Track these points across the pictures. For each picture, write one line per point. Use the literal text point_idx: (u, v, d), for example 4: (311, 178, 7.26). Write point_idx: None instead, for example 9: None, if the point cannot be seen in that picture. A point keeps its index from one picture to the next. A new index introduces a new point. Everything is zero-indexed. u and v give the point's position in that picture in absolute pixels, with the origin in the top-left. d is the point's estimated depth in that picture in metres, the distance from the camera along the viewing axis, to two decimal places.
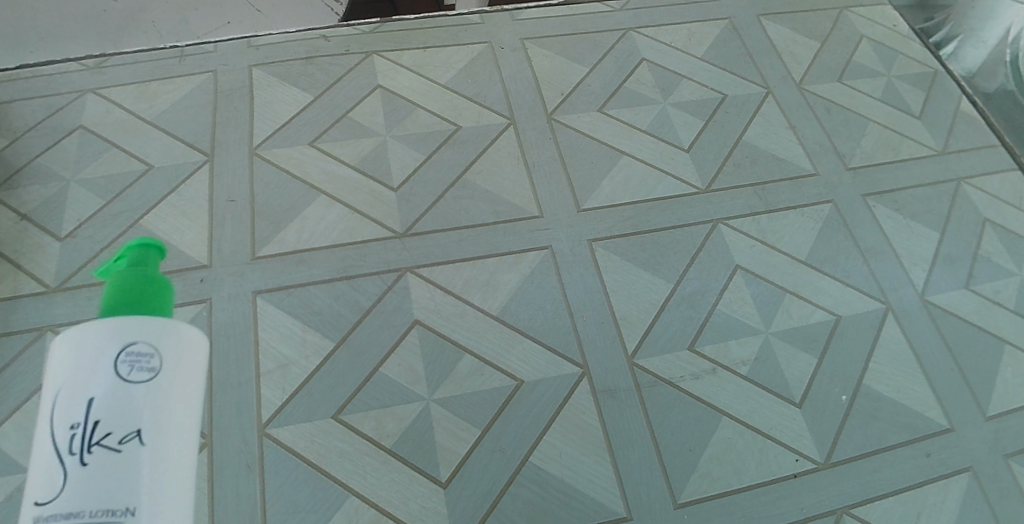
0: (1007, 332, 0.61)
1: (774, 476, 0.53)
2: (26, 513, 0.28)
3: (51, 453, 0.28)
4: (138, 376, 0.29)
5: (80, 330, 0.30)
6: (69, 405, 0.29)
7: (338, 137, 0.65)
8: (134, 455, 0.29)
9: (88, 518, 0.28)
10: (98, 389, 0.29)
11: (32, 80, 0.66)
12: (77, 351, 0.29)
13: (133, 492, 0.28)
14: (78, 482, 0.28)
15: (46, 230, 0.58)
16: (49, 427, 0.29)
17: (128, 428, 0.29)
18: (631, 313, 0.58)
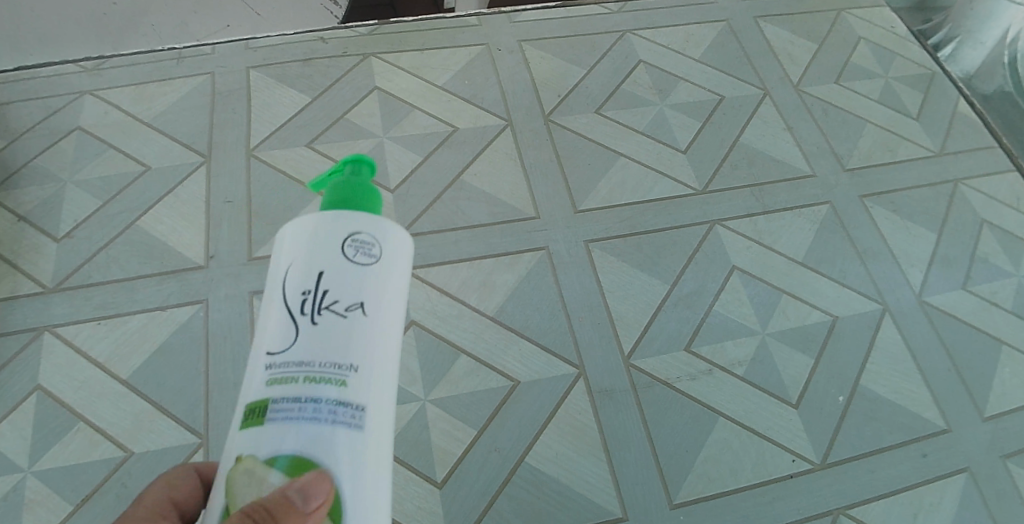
0: (1004, 333, 0.61)
1: (771, 476, 0.53)
2: (259, 360, 0.32)
3: (286, 307, 0.32)
4: (361, 260, 0.33)
5: (316, 218, 0.33)
6: (302, 271, 0.32)
7: (335, 138, 0.65)
8: (357, 321, 0.32)
9: (316, 364, 0.31)
10: (327, 262, 0.32)
11: (30, 81, 0.66)
12: (312, 228, 0.33)
13: (356, 349, 0.31)
14: (309, 333, 0.31)
15: (44, 231, 0.59)
16: (285, 287, 0.32)
17: (352, 297, 0.32)
18: (628, 314, 0.58)
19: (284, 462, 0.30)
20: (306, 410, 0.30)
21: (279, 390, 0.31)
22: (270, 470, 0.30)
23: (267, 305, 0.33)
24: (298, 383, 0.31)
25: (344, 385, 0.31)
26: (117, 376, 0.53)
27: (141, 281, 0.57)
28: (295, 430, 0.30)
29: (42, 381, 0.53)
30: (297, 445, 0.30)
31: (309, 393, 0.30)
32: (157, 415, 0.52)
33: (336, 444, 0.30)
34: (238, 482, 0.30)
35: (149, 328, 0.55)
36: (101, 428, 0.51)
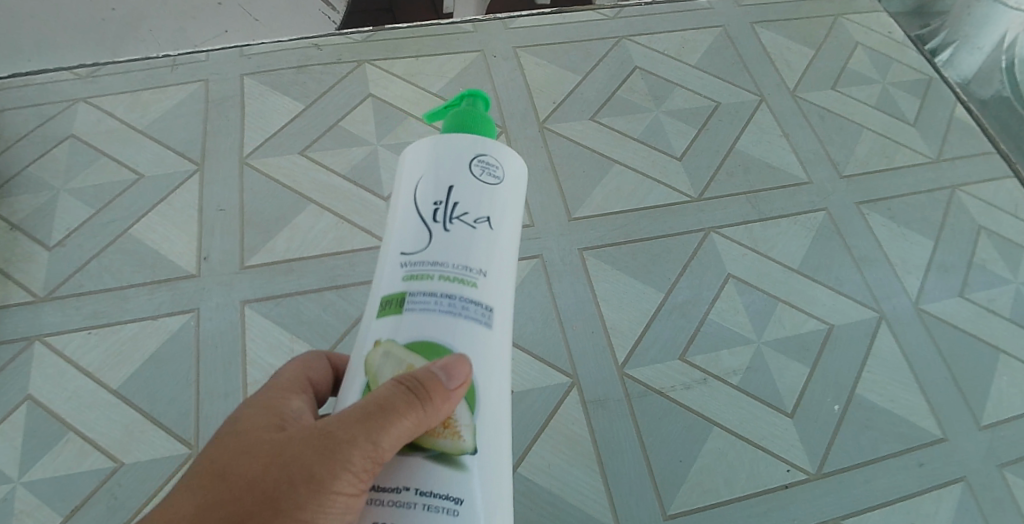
0: (1002, 341, 0.60)
1: (765, 486, 0.53)
2: (395, 259, 0.36)
3: (419, 216, 0.37)
4: (485, 179, 0.38)
5: (445, 140, 0.38)
6: (433, 185, 0.37)
7: (328, 146, 0.65)
8: (482, 230, 0.37)
9: (448, 265, 0.36)
10: (457, 180, 0.37)
11: (25, 89, 0.66)
12: (441, 150, 0.38)
13: (482, 254, 0.36)
14: (442, 236, 0.36)
15: (36, 239, 0.58)
16: (417, 197, 0.37)
17: (478, 211, 0.37)
18: (622, 322, 0.58)
19: (423, 346, 0.34)
20: (441, 300, 0.35)
21: (413, 285, 0.35)
22: (407, 352, 0.34)
23: (398, 215, 0.38)
24: (433, 279, 0.35)
25: (474, 284, 0.35)
26: (108, 386, 0.53)
27: (133, 290, 0.56)
28: (430, 320, 0.35)
29: (32, 391, 0.52)
30: (434, 331, 0.35)
31: (442, 288, 0.35)
32: (147, 425, 0.52)
33: (468, 334, 0.35)
34: (379, 360, 0.35)
35: (141, 337, 0.55)
36: (91, 438, 0.51)
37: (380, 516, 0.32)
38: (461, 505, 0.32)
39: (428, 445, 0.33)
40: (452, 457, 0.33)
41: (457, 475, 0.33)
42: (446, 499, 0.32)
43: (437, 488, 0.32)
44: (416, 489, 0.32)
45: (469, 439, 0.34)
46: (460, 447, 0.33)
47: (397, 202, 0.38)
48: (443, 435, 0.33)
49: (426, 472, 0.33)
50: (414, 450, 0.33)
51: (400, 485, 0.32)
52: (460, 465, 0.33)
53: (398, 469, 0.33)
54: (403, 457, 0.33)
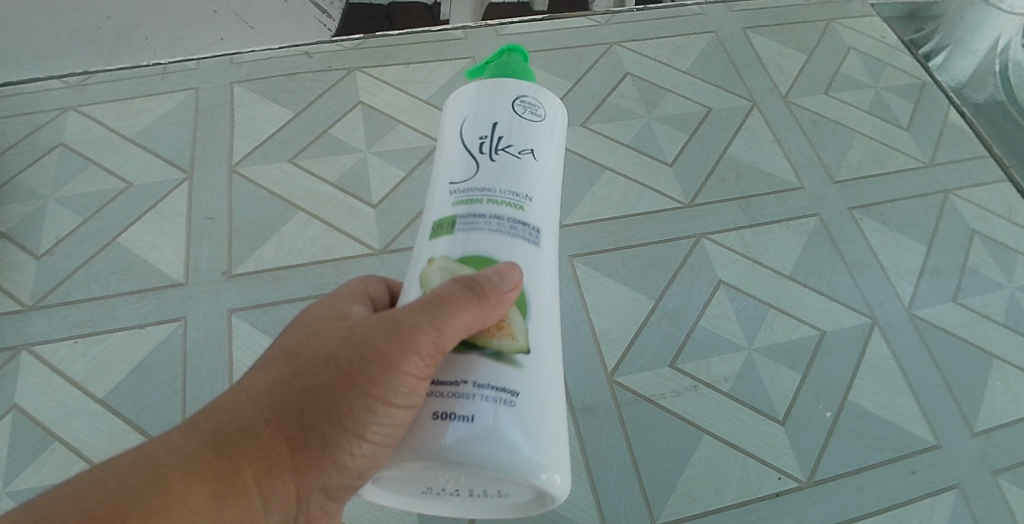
0: (996, 346, 0.60)
1: (756, 494, 0.52)
2: (445, 188, 0.39)
3: (467, 149, 0.39)
4: (528, 116, 0.40)
5: (490, 79, 0.40)
6: (479, 122, 0.39)
7: (317, 153, 0.64)
8: (527, 160, 0.39)
9: (496, 190, 0.38)
10: (501, 116, 0.39)
11: (16, 98, 0.66)
12: (484, 90, 0.40)
13: (527, 181, 0.38)
14: (489, 163, 0.38)
15: (24, 247, 0.58)
16: (464, 133, 0.39)
17: (523, 143, 0.39)
18: (611, 329, 0.58)
19: (473, 258, 0.36)
20: (490, 219, 0.37)
21: (464, 209, 0.37)
22: (458, 264, 0.36)
23: (445, 150, 0.40)
24: (482, 202, 0.37)
25: (521, 207, 0.38)
26: (94, 396, 0.53)
27: (120, 298, 0.56)
28: (483, 236, 0.37)
29: (18, 401, 0.52)
30: (485, 245, 0.37)
31: (492, 209, 0.37)
32: (133, 435, 0.51)
33: (517, 249, 0.37)
34: (432, 274, 0.37)
35: (127, 346, 0.54)
36: (77, 448, 0.51)
37: (437, 407, 0.33)
38: (516, 397, 0.34)
39: (483, 345, 0.35)
40: (506, 356, 0.35)
41: (512, 371, 0.34)
42: (504, 393, 0.34)
43: (495, 382, 0.34)
44: (474, 382, 0.34)
45: (522, 341, 0.35)
46: (514, 346, 0.35)
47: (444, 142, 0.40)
48: (497, 336, 0.35)
49: (481, 367, 0.34)
50: (469, 349, 0.35)
51: (457, 379, 0.34)
52: (514, 364, 0.35)
53: (455, 367, 0.34)
54: (460, 356, 0.35)
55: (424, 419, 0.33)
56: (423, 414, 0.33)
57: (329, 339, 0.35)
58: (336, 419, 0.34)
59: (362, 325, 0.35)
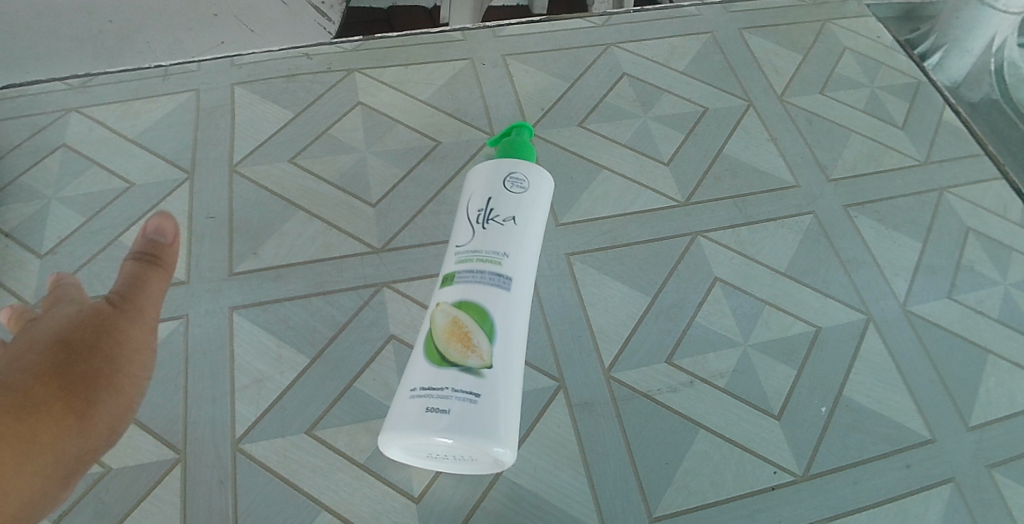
0: (991, 342, 0.60)
1: (752, 488, 0.53)
2: (405, 398, 0.49)
3: (467, 219, 0.55)
4: (513, 189, 0.55)
5: (414, 391, 0.48)
6: (477, 199, 0.55)
7: (317, 153, 0.65)
8: (511, 226, 0.54)
9: (453, 385, 0.48)
10: (443, 372, 0.49)
11: (18, 99, 0.67)
12: (410, 411, 0.48)
13: (510, 244, 0.53)
14: (480, 233, 0.54)
15: (27, 247, 0.59)
16: (467, 209, 0.55)
17: (508, 213, 0.55)
18: (608, 325, 0.58)
19: (468, 303, 0.51)
20: (480, 275, 0.52)
21: (423, 387, 0.48)
22: (455, 308, 0.51)
23: (403, 389, 0.49)
24: (473, 262, 0.53)
25: (499, 262, 0.52)
26: None
27: None
28: (446, 373, 0.48)
29: None
30: (473, 293, 0.51)
31: (479, 266, 0.52)
32: (135, 430, 0.52)
33: (495, 294, 0.51)
34: (437, 315, 0.51)
35: None
36: None
37: (430, 404, 0.47)
38: (480, 397, 0.48)
39: (459, 363, 0.49)
40: (476, 369, 0.49)
41: (479, 380, 0.48)
42: (470, 394, 0.48)
43: (464, 388, 0.48)
44: (451, 387, 0.48)
45: (488, 359, 0.49)
46: (482, 363, 0.49)
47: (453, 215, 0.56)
48: (472, 355, 0.49)
49: (457, 378, 0.48)
50: (449, 364, 0.49)
51: (438, 386, 0.48)
52: (482, 374, 0.49)
53: (439, 376, 0.49)
54: (446, 369, 0.49)
55: (421, 414, 0.47)
56: (418, 409, 0.48)
57: (97, 308, 0.44)
58: (113, 357, 0.43)
59: (104, 314, 0.44)
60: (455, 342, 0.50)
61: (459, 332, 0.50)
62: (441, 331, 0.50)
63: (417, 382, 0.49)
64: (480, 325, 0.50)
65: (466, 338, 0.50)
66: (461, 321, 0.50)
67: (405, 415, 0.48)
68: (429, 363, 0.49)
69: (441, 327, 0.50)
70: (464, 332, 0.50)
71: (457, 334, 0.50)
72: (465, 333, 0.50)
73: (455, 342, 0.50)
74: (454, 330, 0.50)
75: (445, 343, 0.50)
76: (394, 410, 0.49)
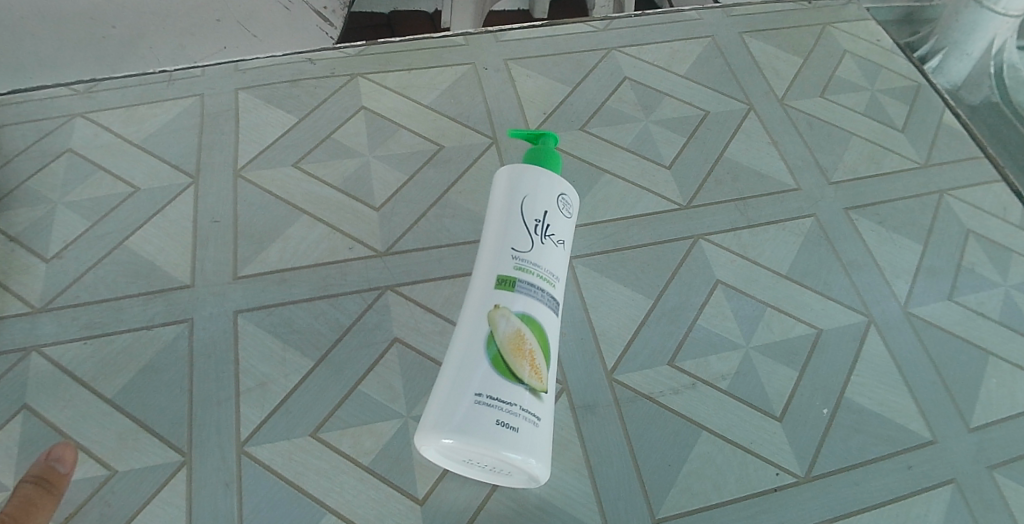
0: (991, 344, 0.61)
1: (753, 490, 0.53)
2: (472, 400, 0.48)
3: (524, 225, 0.55)
4: (564, 213, 0.57)
5: (497, 395, 0.48)
6: (535, 207, 0.55)
7: (321, 158, 0.66)
8: (561, 249, 0.55)
9: (520, 401, 0.49)
10: (512, 385, 0.49)
11: (23, 104, 0.67)
12: (481, 415, 0.47)
13: (561, 266, 0.55)
14: (537, 245, 0.54)
15: (33, 251, 0.59)
16: (521, 211, 0.55)
17: (559, 235, 0.56)
18: (611, 328, 0.59)
19: (529, 318, 0.52)
20: (538, 291, 0.53)
21: (490, 395, 0.48)
22: (518, 319, 0.51)
23: (465, 390, 0.48)
24: (534, 274, 0.53)
25: (552, 283, 0.54)
26: (102, 395, 0.54)
27: (128, 300, 0.57)
28: (504, 386, 0.49)
29: (28, 401, 0.53)
30: (531, 308, 0.52)
31: (537, 281, 0.53)
32: (141, 433, 0.52)
33: (548, 316, 0.53)
34: (497, 320, 0.51)
35: (135, 347, 0.55)
36: (86, 446, 0.52)
37: (497, 417, 0.48)
38: (540, 422, 0.49)
39: (527, 381, 0.49)
40: (538, 391, 0.50)
41: (539, 403, 0.50)
42: (533, 417, 0.49)
43: (530, 410, 0.49)
44: (520, 406, 0.49)
45: (546, 384, 0.51)
46: (542, 387, 0.50)
47: (505, 213, 0.55)
48: (536, 378, 0.50)
49: (525, 397, 0.49)
50: (518, 380, 0.49)
51: (510, 401, 0.48)
52: (541, 398, 0.50)
53: (508, 389, 0.49)
54: (511, 382, 0.49)
55: (484, 424, 0.47)
56: (486, 420, 0.47)
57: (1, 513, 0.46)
58: None
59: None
60: (519, 357, 0.50)
61: (523, 347, 0.50)
62: (503, 338, 0.50)
63: (478, 387, 0.48)
64: (541, 346, 0.51)
65: (531, 357, 0.50)
66: (524, 336, 0.51)
67: (452, 417, 0.48)
68: (492, 369, 0.49)
69: (506, 335, 0.50)
70: (529, 350, 0.51)
71: (520, 349, 0.50)
72: (528, 350, 0.51)
73: (517, 355, 0.50)
74: (516, 341, 0.50)
75: (509, 353, 0.50)
76: (445, 411, 0.48)
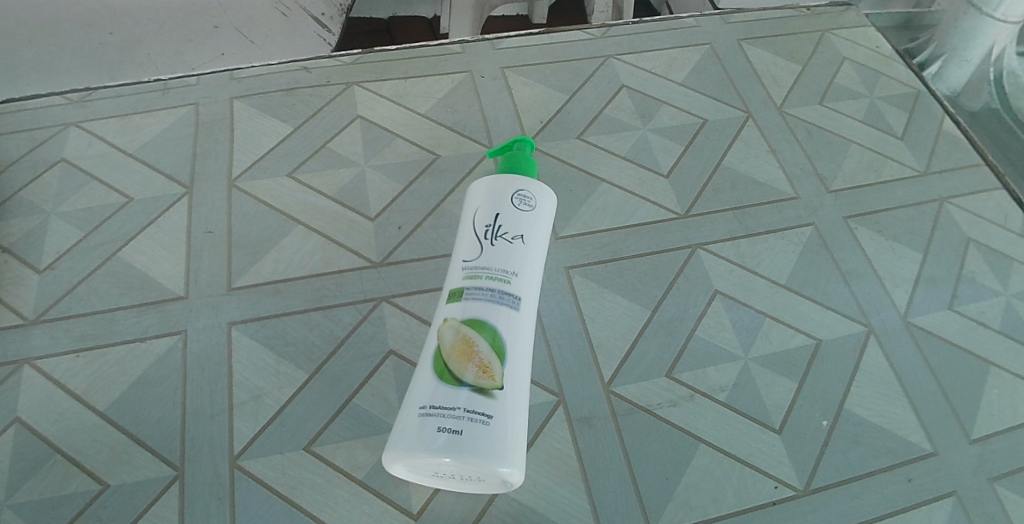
0: (992, 354, 0.60)
1: (752, 503, 0.52)
2: (414, 413, 0.48)
3: (476, 234, 0.55)
4: (522, 207, 0.56)
5: (434, 402, 0.48)
6: (484, 214, 0.56)
7: (316, 168, 0.65)
8: (519, 244, 0.54)
9: (462, 402, 0.48)
10: (455, 390, 0.49)
11: (18, 114, 0.67)
12: (422, 425, 0.48)
13: (516, 261, 0.54)
14: (488, 250, 0.54)
15: (27, 262, 0.59)
16: (474, 223, 0.56)
17: (516, 230, 0.55)
18: (608, 339, 0.58)
19: (471, 320, 0.51)
20: (491, 293, 0.52)
21: (431, 405, 0.48)
22: (464, 326, 0.51)
23: (411, 402, 0.49)
24: (484, 278, 0.53)
25: (508, 281, 0.53)
26: (95, 408, 0.53)
27: (121, 312, 0.57)
28: (447, 391, 0.49)
29: (20, 414, 0.53)
30: (486, 312, 0.51)
31: (490, 284, 0.52)
32: (134, 447, 0.52)
33: (502, 313, 0.52)
34: (444, 332, 0.51)
35: (128, 359, 0.55)
36: (78, 460, 0.51)
37: (438, 423, 0.47)
38: (491, 419, 0.48)
39: (471, 382, 0.49)
40: (488, 390, 0.49)
41: (492, 402, 0.49)
42: (483, 416, 0.48)
43: (476, 410, 0.48)
44: (465, 408, 0.48)
45: (500, 381, 0.49)
46: (494, 385, 0.49)
47: (463, 228, 0.56)
48: (485, 377, 0.49)
49: (469, 398, 0.48)
50: (462, 384, 0.49)
51: (450, 405, 0.48)
52: (494, 396, 0.49)
53: (450, 396, 0.48)
54: (454, 387, 0.49)
55: (426, 432, 0.47)
56: (431, 429, 0.47)
57: None
58: None
59: None
60: (466, 362, 0.50)
61: (468, 351, 0.50)
62: (449, 347, 0.50)
63: (421, 399, 0.49)
64: (491, 346, 0.50)
65: (477, 358, 0.50)
66: (469, 339, 0.50)
67: (406, 431, 0.48)
68: (437, 381, 0.49)
69: (449, 344, 0.50)
70: (475, 353, 0.50)
71: (465, 354, 0.50)
72: (474, 352, 0.50)
73: (461, 360, 0.50)
74: (461, 347, 0.50)
75: (453, 361, 0.50)
76: (403, 432, 0.48)
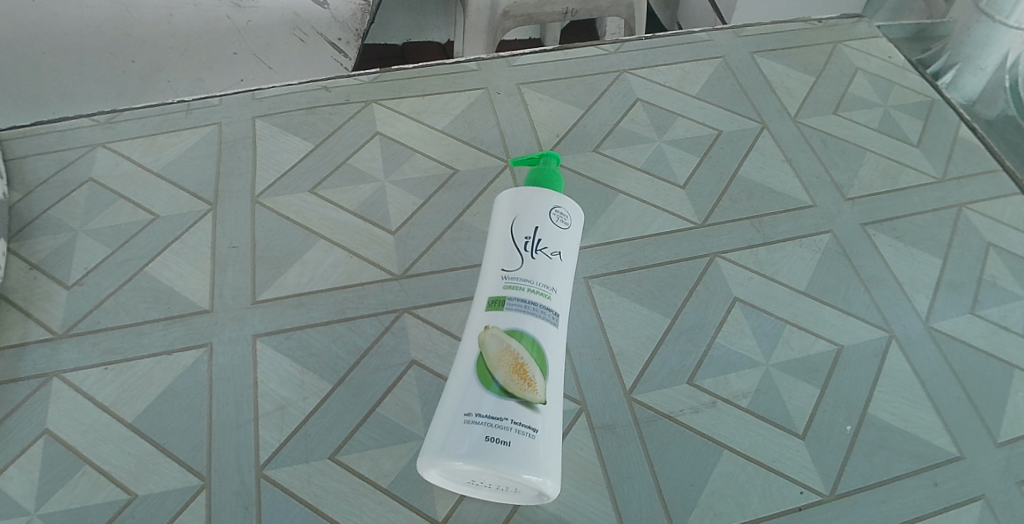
0: (1015, 357, 0.60)
1: (778, 509, 0.52)
2: (459, 421, 0.48)
3: (514, 245, 0.55)
4: (558, 224, 0.57)
5: (477, 411, 0.48)
6: (524, 225, 0.56)
7: (338, 183, 0.66)
8: (557, 260, 0.56)
9: (514, 414, 0.48)
10: (504, 401, 0.49)
11: (47, 135, 0.69)
12: (466, 432, 0.48)
13: (554, 276, 0.55)
14: (528, 262, 0.55)
15: (55, 278, 0.60)
16: (512, 234, 0.56)
17: (554, 247, 0.56)
18: (628, 348, 0.58)
19: (516, 332, 0.52)
20: (533, 306, 0.53)
21: (477, 414, 0.48)
22: (508, 338, 0.52)
23: (455, 409, 0.49)
24: (523, 290, 0.53)
25: (548, 296, 0.54)
26: (122, 420, 0.54)
27: (147, 325, 0.58)
28: (494, 401, 0.49)
29: (50, 425, 0.53)
30: (523, 324, 0.52)
31: (529, 296, 0.53)
32: (161, 457, 0.52)
33: (543, 328, 0.52)
34: (487, 340, 0.52)
35: (155, 372, 0.56)
36: (106, 471, 0.52)
37: (489, 434, 0.47)
38: (537, 433, 0.48)
39: (518, 395, 0.49)
40: (533, 404, 0.49)
41: (536, 415, 0.49)
42: (528, 428, 0.48)
43: (523, 422, 0.48)
44: (512, 420, 0.48)
45: (543, 395, 0.50)
46: (538, 398, 0.50)
47: (501, 237, 0.56)
48: (528, 389, 0.50)
49: (517, 410, 0.49)
50: (510, 395, 0.49)
51: (499, 417, 0.48)
52: (537, 409, 0.49)
53: (498, 406, 0.49)
54: (503, 398, 0.49)
55: (469, 439, 0.47)
56: (477, 438, 0.47)
57: None
58: None
59: None
60: (512, 374, 0.50)
61: (515, 363, 0.50)
62: (495, 356, 0.51)
63: (471, 405, 0.49)
64: (536, 360, 0.51)
65: (520, 369, 0.50)
66: (515, 352, 0.51)
67: (452, 437, 0.48)
68: (486, 390, 0.49)
69: (493, 353, 0.51)
70: (521, 364, 0.51)
71: (513, 365, 0.50)
72: (521, 366, 0.50)
73: (506, 370, 0.50)
74: (508, 360, 0.51)
75: (500, 371, 0.50)
76: (445, 436, 0.48)
